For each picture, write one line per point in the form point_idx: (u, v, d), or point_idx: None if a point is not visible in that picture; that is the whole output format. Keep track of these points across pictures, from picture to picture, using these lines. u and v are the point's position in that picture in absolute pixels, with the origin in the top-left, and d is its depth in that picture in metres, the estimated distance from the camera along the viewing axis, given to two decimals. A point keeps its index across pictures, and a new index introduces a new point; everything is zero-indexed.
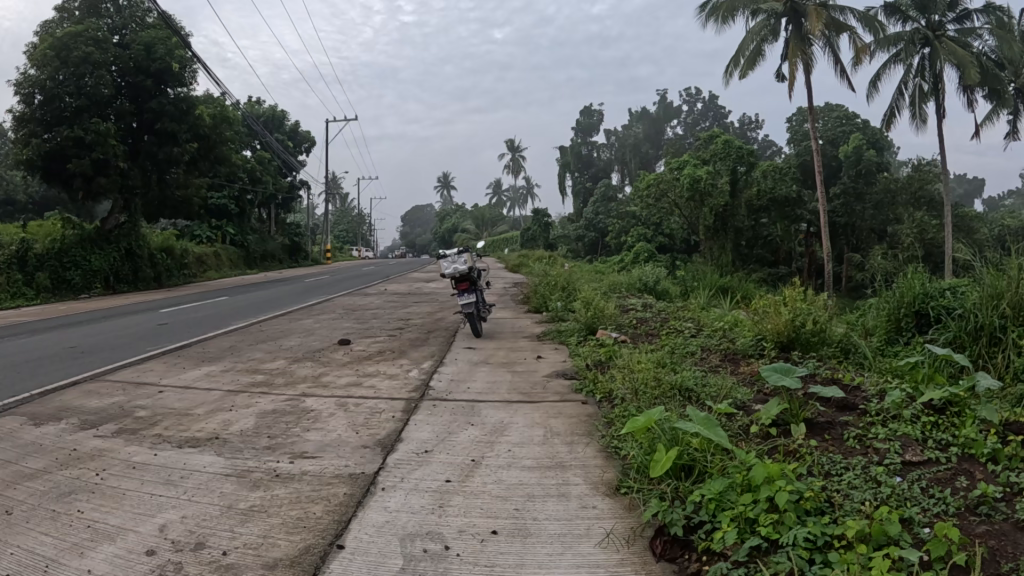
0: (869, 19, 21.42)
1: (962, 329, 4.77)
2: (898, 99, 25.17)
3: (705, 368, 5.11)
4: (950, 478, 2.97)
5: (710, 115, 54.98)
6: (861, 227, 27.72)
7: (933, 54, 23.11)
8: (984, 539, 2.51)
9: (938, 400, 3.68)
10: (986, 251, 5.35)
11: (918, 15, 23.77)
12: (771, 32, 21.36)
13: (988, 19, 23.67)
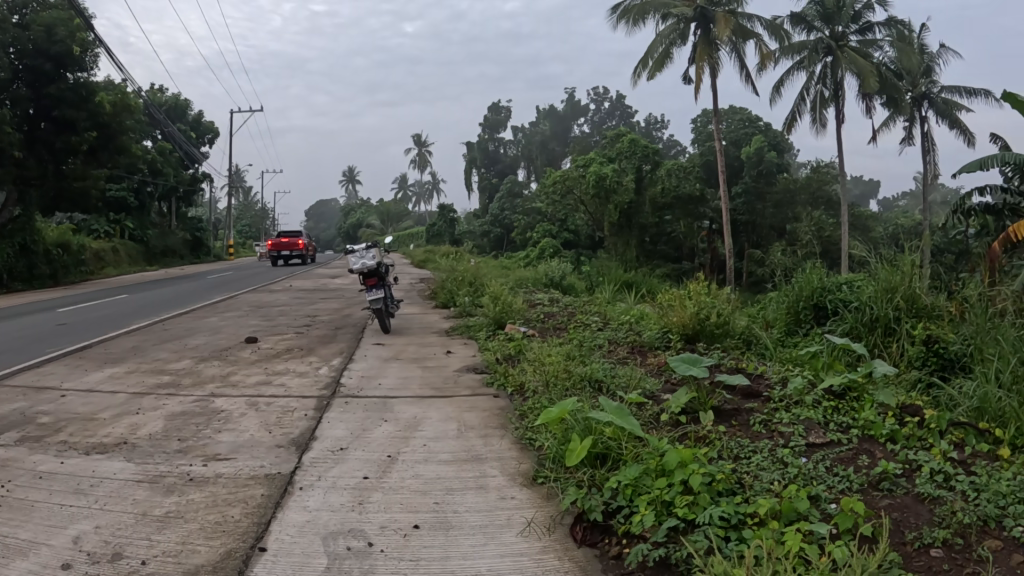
0: (776, 27, 22.17)
1: (857, 321, 5.03)
2: (799, 105, 26.07)
3: (614, 360, 5.20)
4: (853, 457, 3.13)
5: (616, 114, 56.03)
6: (761, 224, 28.72)
7: (835, 63, 24.11)
8: (888, 511, 2.68)
9: (838, 386, 3.88)
10: (880, 249, 5.65)
11: (822, 26, 24.71)
12: (679, 36, 21.88)
13: (888, 32, 24.82)
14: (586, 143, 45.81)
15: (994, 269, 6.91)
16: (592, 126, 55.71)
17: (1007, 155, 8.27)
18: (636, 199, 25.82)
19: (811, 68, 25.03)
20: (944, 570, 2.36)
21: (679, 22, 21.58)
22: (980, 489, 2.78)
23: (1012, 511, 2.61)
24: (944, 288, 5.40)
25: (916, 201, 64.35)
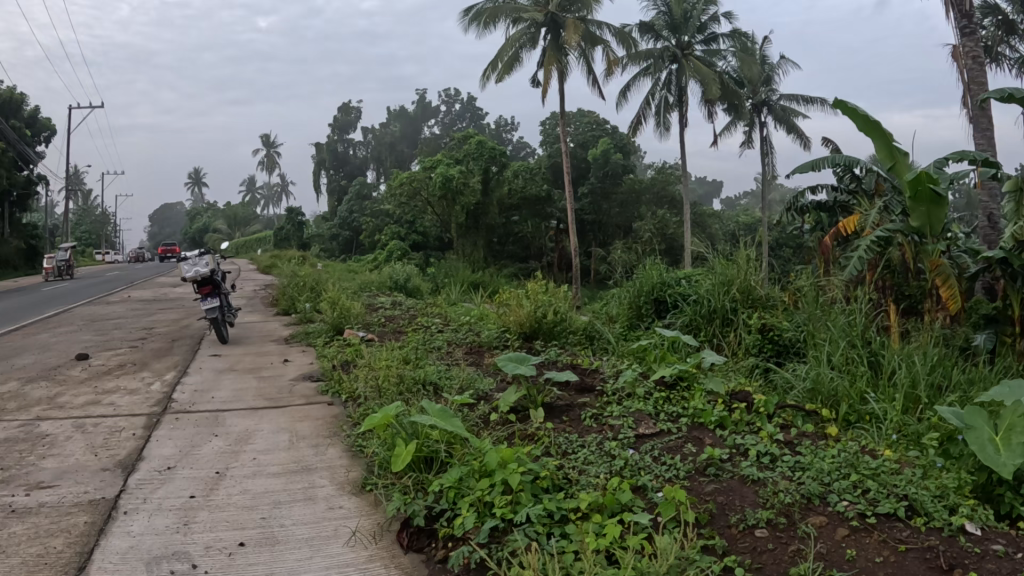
0: (624, 35, 22.89)
1: (697, 313, 5.61)
2: (643, 109, 27.00)
3: (449, 361, 5.19)
4: (680, 445, 3.38)
5: (467, 117, 55.96)
6: (607, 223, 29.51)
7: (680, 70, 25.24)
8: (715, 495, 2.92)
9: (669, 376, 4.12)
10: (715, 246, 6.21)
11: (670, 35, 25.60)
12: (529, 40, 22.22)
13: (732, 43, 26.01)
14: (433, 144, 45.42)
15: (827, 264, 7.53)
16: (443, 127, 55.27)
17: (835, 158, 8.71)
18: (482, 201, 25.89)
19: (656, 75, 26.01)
20: (768, 549, 2.58)
21: (529, 27, 21.91)
22: (805, 468, 3.14)
23: (835, 487, 2.96)
24: (779, 280, 6.19)
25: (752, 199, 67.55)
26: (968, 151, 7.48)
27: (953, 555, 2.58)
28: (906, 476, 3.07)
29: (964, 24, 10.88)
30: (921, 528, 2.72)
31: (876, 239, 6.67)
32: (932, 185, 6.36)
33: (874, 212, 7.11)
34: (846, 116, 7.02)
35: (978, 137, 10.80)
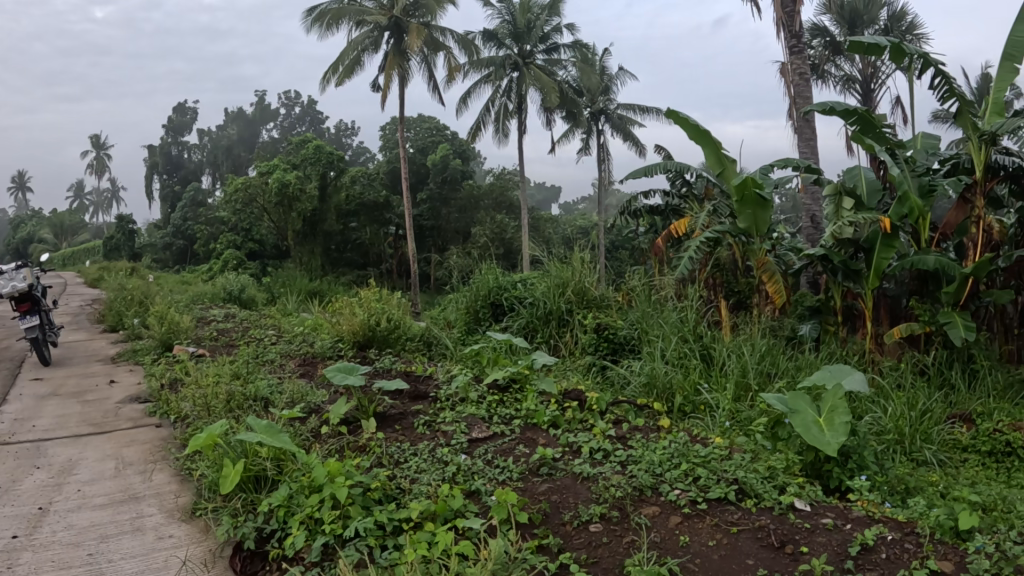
0: (466, 42, 23.10)
1: (533, 315, 6.10)
2: (484, 115, 27.37)
3: (283, 374, 5.05)
4: (513, 447, 3.49)
5: (307, 120, 54.48)
6: (446, 229, 27.95)
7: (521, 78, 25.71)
8: (548, 495, 3.03)
9: (503, 379, 4.28)
10: (548, 253, 6.74)
11: (512, 44, 25.96)
12: (372, 44, 22.00)
13: (573, 54, 26.75)
14: (272, 149, 43.81)
15: (661, 263, 7.98)
16: (281, 132, 53.25)
17: (667, 164, 9.04)
18: (320, 207, 24.95)
19: (498, 82, 26.42)
20: (603, 543, 2.69)
21: (372, 31, 21.69)
22: (636, 461, 3.29)
23: (666, 477, 3.12)
24: (612, 282, 6.70)
25: (589, 202, 68.34)
26: (792, 159, 8.01)
27: (783, 532, 2.77)
28: (735, 460, 3.28)
29: (793, 44, 11.97)
30: (751, 509, 2.91)
31: (705, 240, 7.00)
32: (758, 191, 6.71)
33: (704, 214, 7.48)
34: (677, 124, 7.38)
35: (803, 145, 11.56)
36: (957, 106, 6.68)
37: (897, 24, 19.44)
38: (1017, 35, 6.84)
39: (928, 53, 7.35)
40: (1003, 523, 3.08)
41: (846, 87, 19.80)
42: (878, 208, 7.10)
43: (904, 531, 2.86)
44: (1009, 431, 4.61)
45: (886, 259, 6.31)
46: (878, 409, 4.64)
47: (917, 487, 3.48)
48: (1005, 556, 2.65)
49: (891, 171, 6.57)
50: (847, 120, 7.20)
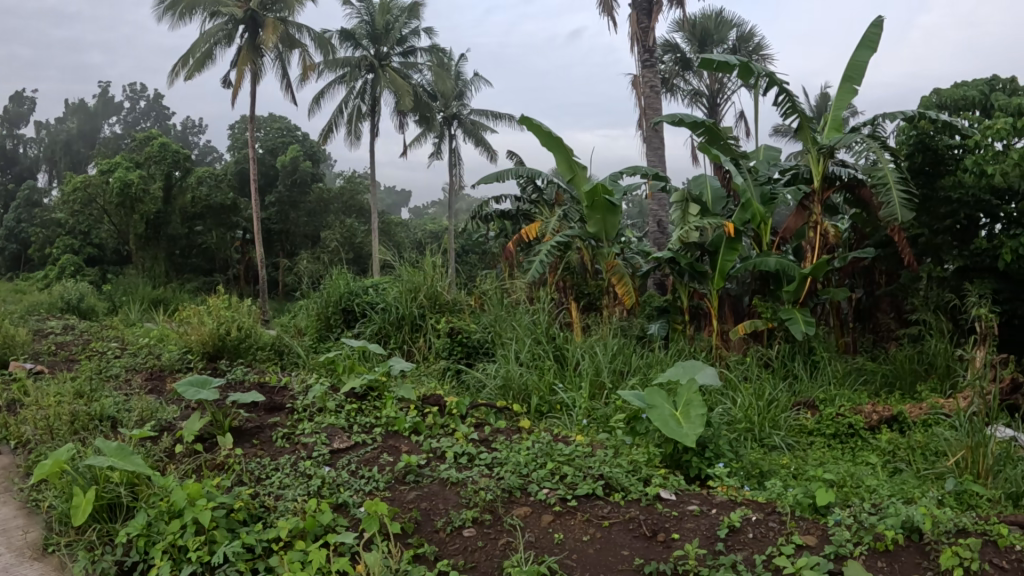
0: (323, 42, 22.67)
1: (385, 321, 6.01)
2: (336, 116, 26.84)
3: (132, 390, 4.74)
4: (376, 456, 3.43)
5: (152, 116, 52.00)
6: (295, 233, 26.94)
7: (376, 81, 25.41)
8: (419, 502, 2.98)
9: (360, 387, 4.16)
10: (400, 258, 6.68)
11: (368, 45, 25.54)
12: (225, 37, 21.06)
13: (429, 57, 26.75)
14: (114, 145, 41.22)
15: (512, 267, 7.99)
16: (124, 127, 50.22)
17: (519, 169, 9.13)
18: (164, 209, 23.45)
19: (352, 83, 25.98)
20: (478, 547, 2.68)
21: (226, 23, 20.78)
22: (501, 463, 3.30)
23: (533, 477, 3.14)
24: (465, 286, 6.73)
25: (441, 207, 67.79)
26: (641, 166, 8.28)
27: (654, 522, 2.84)
28: (600, 456, 3.34)
29: (645, 58, 12.42)
30: (621, 503, 2.97)
31: (557, 243, 7.12)
32: (607, 196, 6.93)
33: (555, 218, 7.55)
34: (531, 130, 7.48)
35: (651, 154, 12.00)
36: (798, 121, 7.08)
37: (745, 44, 20.52)
38: (856, 60, 7.41)
39: (773, 72, 7.79)
40: (851, 497, 3.29)
41: (692, 101, 20.67)
42: (723, 214, 7.46)
43: (767, 511, 2.99)
44: (849, 415, 4.94)
45: (730, 261, 6.60)
46: (728, 400, 4.84)
47: (770, 470, 3.66)
48: (861, 525, 2.83)
49: (735, 180, 6.86)
50: (694, 130, 7.48)
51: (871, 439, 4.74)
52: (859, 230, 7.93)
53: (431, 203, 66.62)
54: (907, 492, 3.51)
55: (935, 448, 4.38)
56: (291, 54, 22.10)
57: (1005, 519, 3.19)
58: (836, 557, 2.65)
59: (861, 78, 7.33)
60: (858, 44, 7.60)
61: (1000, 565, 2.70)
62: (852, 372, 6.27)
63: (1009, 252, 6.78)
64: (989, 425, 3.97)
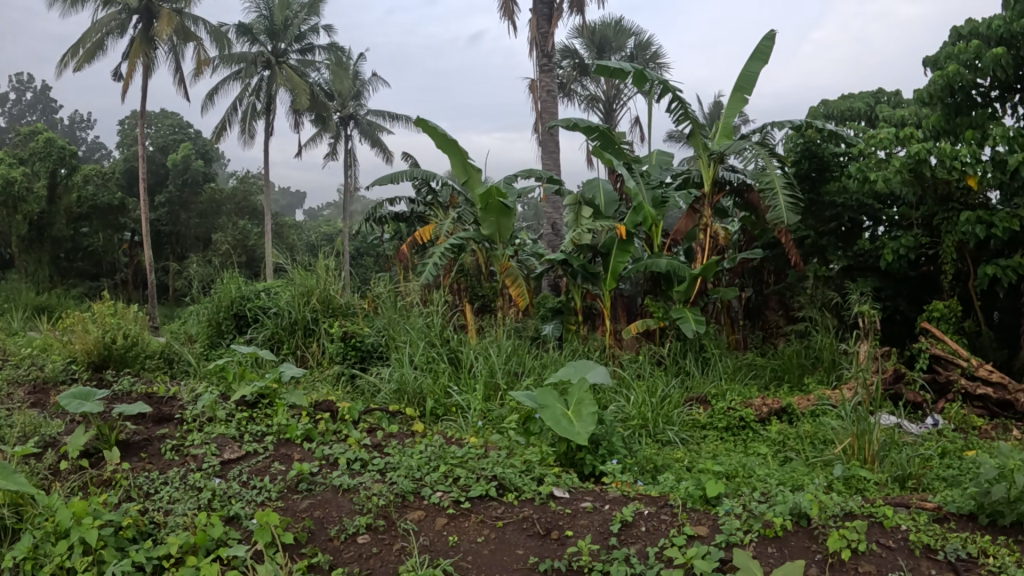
0: (220, 36, 22.02)
1: (277, 326, 5.90)
2: (229, 114, 26.09)
3: (14, 404, 4.46)
4: (267, 466, 3.35)
5: (37, 108, 49.33)
6: (186, 234, 25.54)
7: (272, 78, 24.81)
8: (312, 510, 2.94)
9: (250, 395, 4.05)
10: (293, 261, 6.55)
11: (266, 40, 24.88)
12: (119, 27, 20.18)
13: (327, 56, 26.34)
14: None
15: (405, 270, 7.93)
16: (5, 120, 47.47)
17: (413, 171, 9.10)
18: (46, 209, 22.17)
19: (247, 80, 25.30)
20: (374, 553, 2.67)
21: (120, 12, 19.94)
22: (394, 468, 3.28)
23: (427, 480, 3.13)
24: (359, 289, 6.66)
25: (336, 208, 66.38)
26: (534, 170, 8.38)
27: (547, 520, 2.89)
28: (492, 457, 3.36)
29: (544, 63, 12.58)
30: (514, 503, 3.01)
31: (450, 246, 7.12)
32: (501, 199, 6.95)
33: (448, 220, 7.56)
34: (426, 132, 7.47)
35: (546, 158, 12.17)
36: (689, 128, 7.30)
37: (642, 51, 21.03)
38: (747, 71, 7.69)
39: (667, 80, 8.01)
40: (745, 487, 3.41)
41: (589, 105, 21.03)
42: (615, 217, 7.64)
43: (659, 504, 3.08)
44: (740, 408, 5.13)
45: (622, 263, 6.76)
46: (621, 398, 4.95)
47: (665, 464, 3.75)
48: (749, 514, 2.95)
49: (627, 183, 7.02)
50: (587, 135, 7.60)
51: (761, 430, 4.94)
52: (747, 231, 8.25)
53: (327, 204, 65.12)
54: (795, 479, 3.66)
55: (823, 436, 4.60)
56: (186, 46, 21.39)
57: (892, 502, 3.44)
58: (726, 546, 2.75)
59: (752, 89, 7.62)
60: (750, 56, 7.90)
61: (885, 545, 2.90)
62: (743, 367, 6.52)
63: (889, 253, 7.29)
64: (872, 414, 4.20)
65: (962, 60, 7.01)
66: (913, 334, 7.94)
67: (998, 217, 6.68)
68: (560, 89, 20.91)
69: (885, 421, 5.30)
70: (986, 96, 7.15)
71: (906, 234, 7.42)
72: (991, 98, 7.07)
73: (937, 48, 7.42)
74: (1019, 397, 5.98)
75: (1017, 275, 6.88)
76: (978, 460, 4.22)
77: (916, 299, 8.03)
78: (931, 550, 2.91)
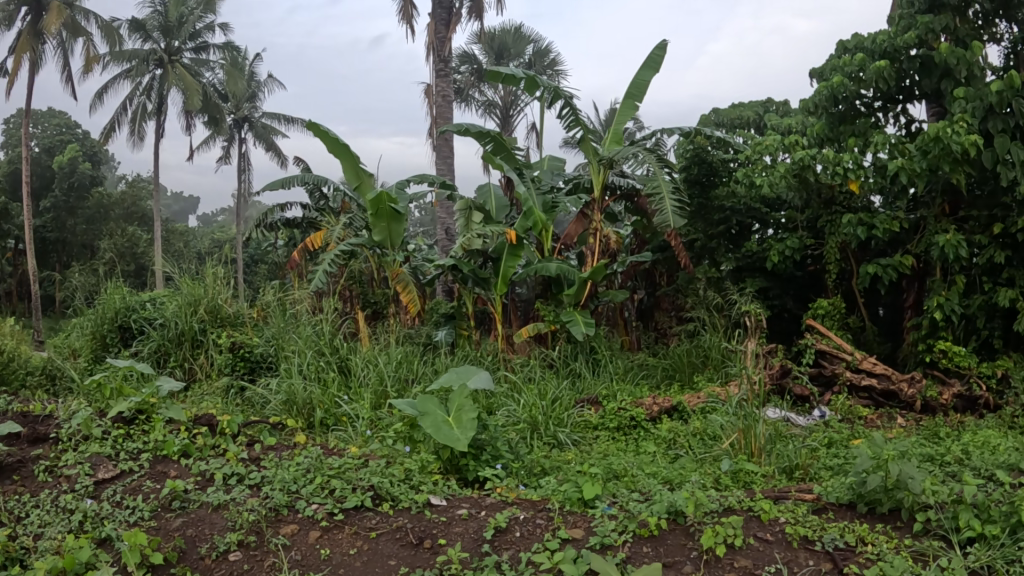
0: (111, 31, 21.14)
1: (163, 338, 5.70)
2: (118, 114, 25.07)
3: None
4: (139, 485, 3.23)
5: None
6: (71, 243, 24.27)
7: (164, 77, 23.94)
8: (184, 530, 2.87)
9: (128, 411, 3.90)
10: (182, 268, 6.34)
11: (159, 37, 23.99)
12: (4, 19, 19.08)
13: (222, 55, 25.61)
14: None
15: (296, 277, 7.78)
16: None
17: (304, 176, 8.94)
18: None
19: (138, 79, 24.35)
20: (245, 571, 2.63)
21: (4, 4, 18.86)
22: (270, 481, 3.21)
23: (303, 493, 3.09)
24: (250, 298, 6.51)
25: (229, 214, 64.33)
26: (428, 175, 8.36)
27: (422, 529, 2.89)
28: (370, 467, 3.33)
29: (440, 68, 12.59)
30: (389, 512, 3.00)
31: (341, 252, 7.01)
32: (392, 205, 6.89)
33: (340, 225, 7.47)
34: (317, 137, 7.35)
35: (440, 163, 12.16)
36: (580, 134, 7.42)
37: (540, 59, 21.26)
38: (639, 79, 7.87)
39: (558, 87, 8.13)
40: (627, 488, 3.49)
41: (486, 111, 21.12)
42: (505, 222, 7.73)
43: (537, 509, 3.13)
44: (631, 408, 5.24)
45: (512, 267, 6.82)
46: (512, 403, 5.03)
47: (552, 467, 3.82)
48: (627, 514, 3.03)
49: (518, 189, 7.08)
50: (480, 141, 7.62)
51: (652, 429, 5.07)
52: (638, 234, 8.44)
53: (220, 210, 62.97)
54: (680, 476, 3.77)
55: (712, 432, 4.75)
56: (75, 42, 20.44)
57: (774, 495, 3.58)
58: (601, 547, 2.81)
59: (642, 97, 7.80)
60: (642, 65, 8.09)
61: (763, 538, 3.02)
62: (635, 368, 6.67)
63: (776, 254, 7.59)
64: (756, 409, 4.37)
65: (847, 71, 7.36)
66: (800, 330, 8.30)
67: (879, 220, 7.06)
68: (457, 95, 20.94)
69: (773, 415, 5.52)
70: (869, 106, 7.56)
71: (791, 236, 7.75)
72: (874, 108, 7.50)
73: (825, 60, 7.78)
74: (902, 386, 6.30)
75: (895, 273, 7.26)
76: (857, 450, 4.43)
77: (802, 298, 8.39)
78: (808, 541, 3.04)
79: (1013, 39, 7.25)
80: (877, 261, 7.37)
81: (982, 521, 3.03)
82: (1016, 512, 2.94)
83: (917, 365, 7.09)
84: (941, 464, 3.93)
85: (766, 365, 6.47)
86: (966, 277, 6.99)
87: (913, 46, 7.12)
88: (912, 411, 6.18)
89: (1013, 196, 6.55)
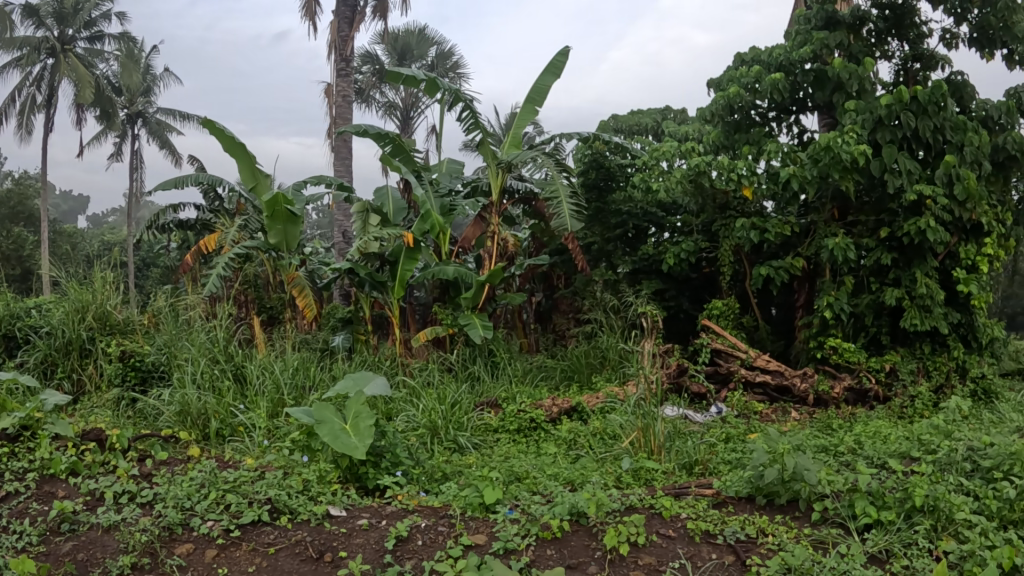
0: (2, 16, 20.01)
1: (49, 348, 5.43)
2: (4, 105, 23.71)
3: None
4: (24, 508, 3.06)
5: None
6: None
7: (56, 67, 22.75)
8: (73, 554, 2.74)
9: (11, 428, 3.68)
10: (69, 271, 6.05)
11: (53, 25, 22.81)
12: None
13: (118, 46, 24.55)
14: None
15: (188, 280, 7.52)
16: None
17: (199, 176, 8.66)
18: None
19: (27, 69, 23.08)
20: None
21: None
22: (162, 499, 3.10)
23: (199, 509, 3.00)
24: (140, 304, 6.26)
25: (119, 215, 61.60)
26: (325, 177, 8.23)
27: (321, 542, 2.84)
28: (267, 480, 3.25)
29: (342, 67, 12.43)
30: (287, 526, 2.95)
31: (235, 255, 6.80)
32: (287, 206, 6.74)
33: (233, 227, 7.26)
34: (212, 135, 7.14)
35: (338, 164, 11.98)
36: (479, 137, 7.44)
37: (443, 61, 21.22)
38: (540, 84, 7.95)
39: (459, 90, 8.13)
40: (529, 491, 3.52)
41: (387, 113, 20.94)
42: (403, 225, 7.67)
43: (439, 515, 3.14)
44: (530, 410, 5.27)
45: (410, 271, 6.78)
46: (410, 408, 5.02)
47: (453, 472, 3.82)
48: (529, 518, 3.07)
49: (416, 191, 7.04)
50: (380, 142, 7.54)
51: (552, 430, 5.11)
52: (536, 237, 8.52)
53: (109, 210, 60.22)
54: (582, 476, 3.83)
55: (612, 432, 4.82)
56: None
57: (676, 492, 3.66)
58: (504, 552, 2.83)
59: (543, 101, 7.88)
60: (545, 69, 8.17)
61: (666, 535, 3.10)
62: (534, 370, 6.75)
63: (673, 256, 7.79)
64: (654, 408, 4.48)
65: (744, 82, 7.64)
66: (696, 330, 8.52)
67: (771, 224, 7.32)
68: (358, 95, 20.69)
69: (671, 413, 5.64)
70: (764, 116, 7.84)
71: (688, 239, 7.96)
72: (768, 118, 7.78)
73: (724, 70, 8.06)
74: (795, 381, 6.58)
75: (788, 274, 7.54)
76: (753, 446, 4.56)
77: (698, 299, 8.62)
78: (710, 535, 3.12)
79: (904, 56, 7.66)
80: (770, 262, 7.64)
81: (878, 508, 3.19)
82: (911, 498, 3.13)
83: (809, 361, 7.37)
84: (835, 454, 4.11)
85: (664, 364, 6.62)
86: (854, 277, 7.32)
87: (809, 60, 7.40)
88: (806, 405, 6.46)
89: (898, 202, 6.92)
